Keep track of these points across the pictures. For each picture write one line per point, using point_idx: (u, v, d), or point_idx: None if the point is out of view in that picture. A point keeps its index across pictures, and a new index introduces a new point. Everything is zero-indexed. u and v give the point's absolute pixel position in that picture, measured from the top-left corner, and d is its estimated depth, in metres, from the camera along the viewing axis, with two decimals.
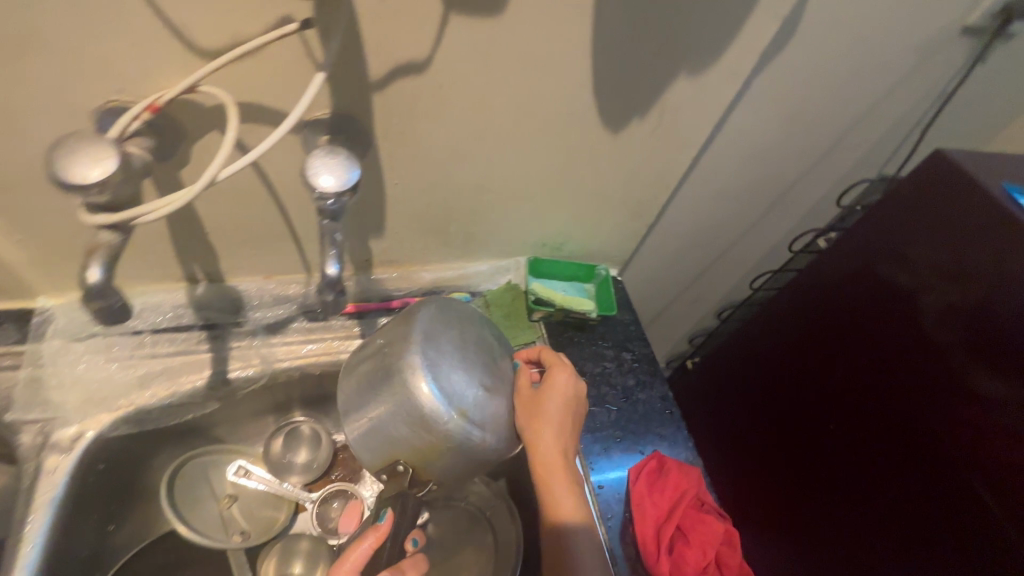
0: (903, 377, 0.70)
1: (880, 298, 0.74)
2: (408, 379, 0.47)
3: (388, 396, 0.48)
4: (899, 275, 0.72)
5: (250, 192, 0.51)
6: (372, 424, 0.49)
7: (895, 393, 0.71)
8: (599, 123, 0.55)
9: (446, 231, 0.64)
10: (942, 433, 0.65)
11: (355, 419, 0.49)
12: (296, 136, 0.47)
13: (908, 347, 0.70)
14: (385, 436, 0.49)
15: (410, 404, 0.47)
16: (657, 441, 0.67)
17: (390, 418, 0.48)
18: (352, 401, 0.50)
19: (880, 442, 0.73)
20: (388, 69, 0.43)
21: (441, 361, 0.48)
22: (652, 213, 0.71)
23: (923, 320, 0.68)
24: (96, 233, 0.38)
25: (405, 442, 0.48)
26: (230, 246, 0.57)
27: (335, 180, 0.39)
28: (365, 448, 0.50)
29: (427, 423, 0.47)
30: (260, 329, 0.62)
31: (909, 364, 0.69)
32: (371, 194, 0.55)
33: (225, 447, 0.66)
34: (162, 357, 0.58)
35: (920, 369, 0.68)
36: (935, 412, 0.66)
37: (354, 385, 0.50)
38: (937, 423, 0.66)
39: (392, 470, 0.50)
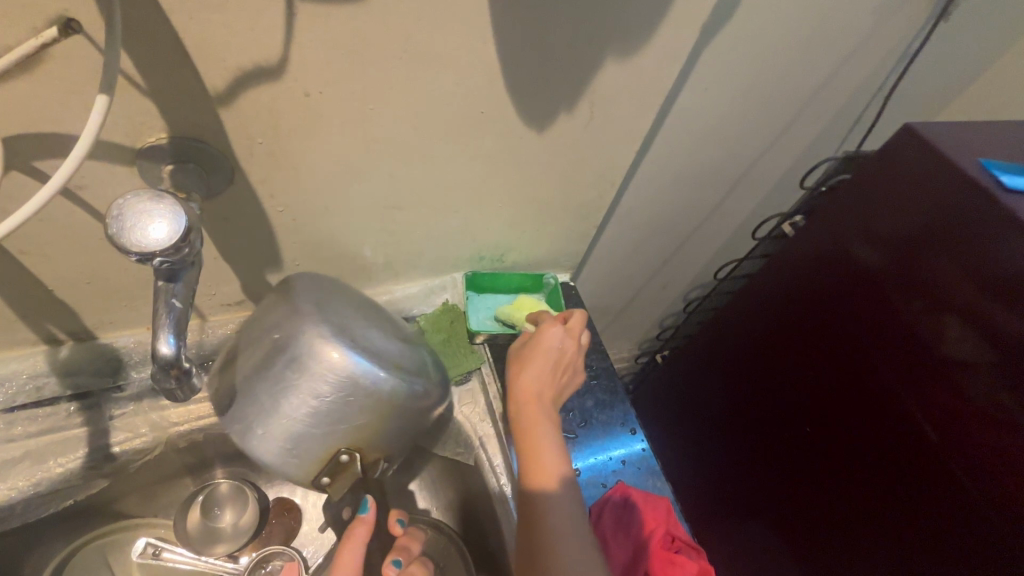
0: (871, 368, 0.65)
1: (839, 288, 0.70)
2: (317, 357, 0.37)
3: (301, 384, 0.37)
4: (864, 250, 0.66)
5: (92, 239, 0.41)
6: (292, 426, 0.38)
7: (864, 385, 0.66)
8: (518, 121, 0.46)
9: (360, 256, 0.55)
10: (918, 418, 0.60)
11: (266, 433, 0.38)
12: (131, 167, 0.37)
13: (873, 335, 0.65)
14: (315, 433, 0.38)
15: (337, 381, 0.38)
16: (621, 470, 0.59)
17: (314, 410, 0.38)
18: (250, 414, 0.38)
19: (854, 435, 0.68)
20: (230, 77, 0.34)
21: (348, 326, 0.40)
22: (599, 212, 0.63)
23: (892, 290, 0.62)
24: None
25: (340, 427, 0.39)
26: (90, 301, 0.47)
27: (161, 237, 0.29)
28: (291, 460, 0.38)
29: (365, 393, 0.39)
30: (146, 392, 0.52)
31: (876, 351, 0.65)
32: (254, 225, 0.46)
33: (130, 522, 0.57)
34: (21, 439, 0.48)
35: (888, 354, 0.63)
36: (906, 397, 0.61)
37: (240, 396, 0.38)
38: (913, 409, 0.61)
39: (335, 468, 0.40)
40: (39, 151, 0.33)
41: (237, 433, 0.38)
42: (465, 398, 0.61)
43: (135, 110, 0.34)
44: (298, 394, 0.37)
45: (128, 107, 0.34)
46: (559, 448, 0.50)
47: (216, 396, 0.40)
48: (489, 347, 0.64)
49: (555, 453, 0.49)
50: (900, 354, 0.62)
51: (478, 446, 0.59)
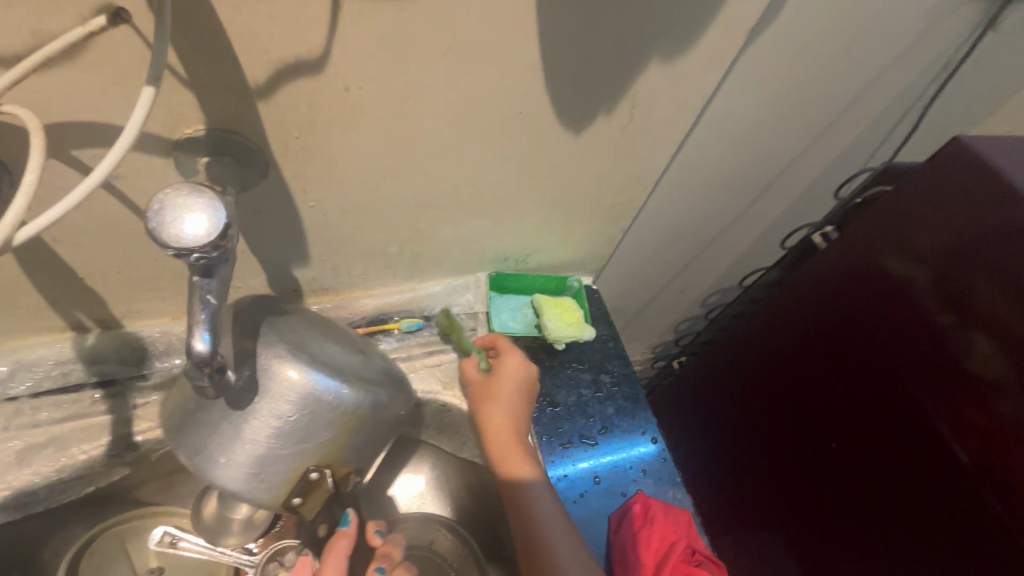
0: (898, 387, 0.64)
1: (866, 302, 0.68)
2: (275, 380, 0.36)
3: (265, 409, 0.36)
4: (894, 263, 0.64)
5: (123, 227, 0.41)
6: (256, 451, 0.36)
7: (890, 405, 0.65)
8: (555, 122, 0.45)
9: (387, 252, 0.54)
10: (944, 440, 0.59)
11: (229, 463, 0.36)
12: (167, 157, 0.37)
13: (900, 353, 0.63)
14: (283, 456, 0.37)
15: (299, 400, 0.37)
16: (642, 479, 0.58)
17: (278, 432, 0.36)
18: (209, 445, 0.36)
19: (875, 455, 0.67)
20: (272, 69, 0.33)
21: (306, 343, 0.39)
22: (628, 215, 0.62)
23: (922, 304, 0.61)
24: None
25: (307, 446, 0.38)
26: (119, 290, 0.47)
27: (201, 230, 0.29)
28: (259, 486, 0.37)
29: (328, 409, 0.38)
30: (170, 382, 0.52)
31: (902, 370, 0.63)
32: (283, 218, 0.45)
33: (150, 510, 0.57)
34: (47, 425, 0.48)
35: (918, 373, 0.61)
36: (934, 419, 0.60)
37: (194, 426, 0.36)
38: (940, 431, 0.59)
39: (306, 487, 0.39)
40: (77, 139, 0.33)
41: (194, 468, 0.36)
42: None
43: (174, 102, 0.33)
44: (263, 420, 0.36)
45: (169, 96, 0.33)
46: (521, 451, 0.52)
47: (165, 429, 0.38)
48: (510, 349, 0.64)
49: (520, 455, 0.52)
50: (928, 376, 0.60)
51: None
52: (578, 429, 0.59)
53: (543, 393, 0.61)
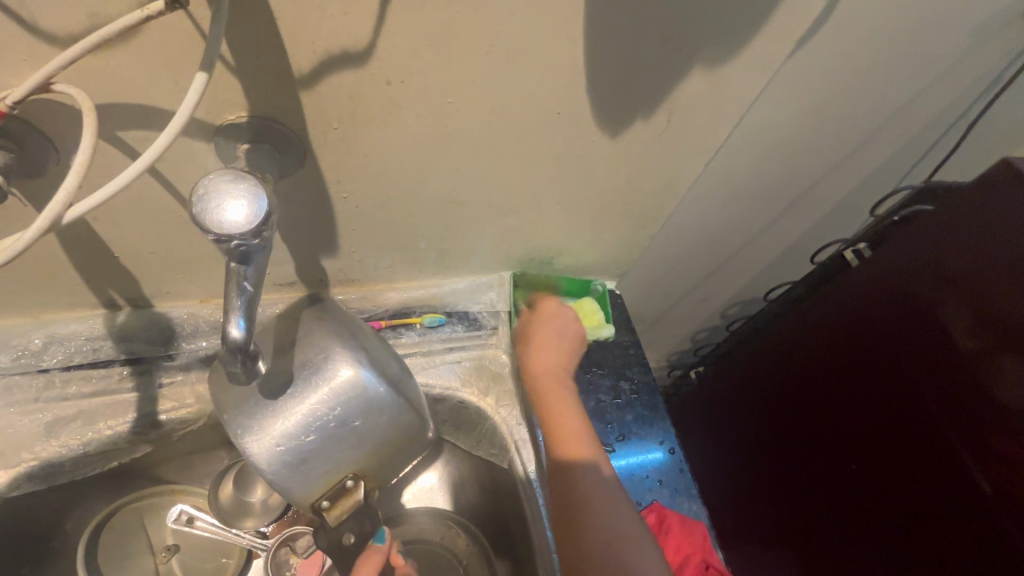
0: (923, 412, 0.62)
1: (894, 323, 0.66)
2: (342, 382, 0.37)
3: (326, 408, 0.36)
4: (921, 283, 0.63)
5: (162, 209, 0.42)
6: (297, 442, 0.36)
7: (915, 431, 0.63)
8: (593, 125, 0.45)
9: (414, 247, 0.54)
10: (971, 470, 0.57)
11: (276, 447, 0.35)
12: (210, 143, 0.37)
13: (929, 379, 0.62)
14: (329, 456, 0.37)
15: (348, 399, 0.37)
16: (658, 489, 0.57)
17: (322, 428, 0.36)
18: (260, 427, 0.35)
19: (898, 480, 0.65)
20: (317, 60, 0.33)
21: (376, 353, 0.40)
22: (657, 221, 0.61)
23: (950, 326, 0.59)
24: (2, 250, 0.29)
25: (353, 454, 0.38)
26: (152, 270, 0.47)
27: (241, 217, 0.29)
28: (294, 480, 0.36)
29: (374, 415, 0.38)
30: (196, 363, 0.53)
31: (930, 396, 0.61)
32: (317, 209, 0.46)
33: (168, 487, 0.58)
34: (76, 399, 0.49)
35: (947, 401, 0.60)
36: (961, 447, 0.58)
37: (244, 407, 0.35)
38: (967, 461, 0.58)
39: (338, 492, 0.39)
40: (125, 122, 0.33)
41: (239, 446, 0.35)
42: (504, 398, 0.60)
43: (219, 88, 0.34)
44: (323, 414, 0.36)
45: (216, 83, 0.33)
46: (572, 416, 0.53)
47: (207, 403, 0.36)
48: None
49: (574, 423, 0.52)
50: (957, 404, 0.59)
51: (514, 450, 0.58)
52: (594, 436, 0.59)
53: None
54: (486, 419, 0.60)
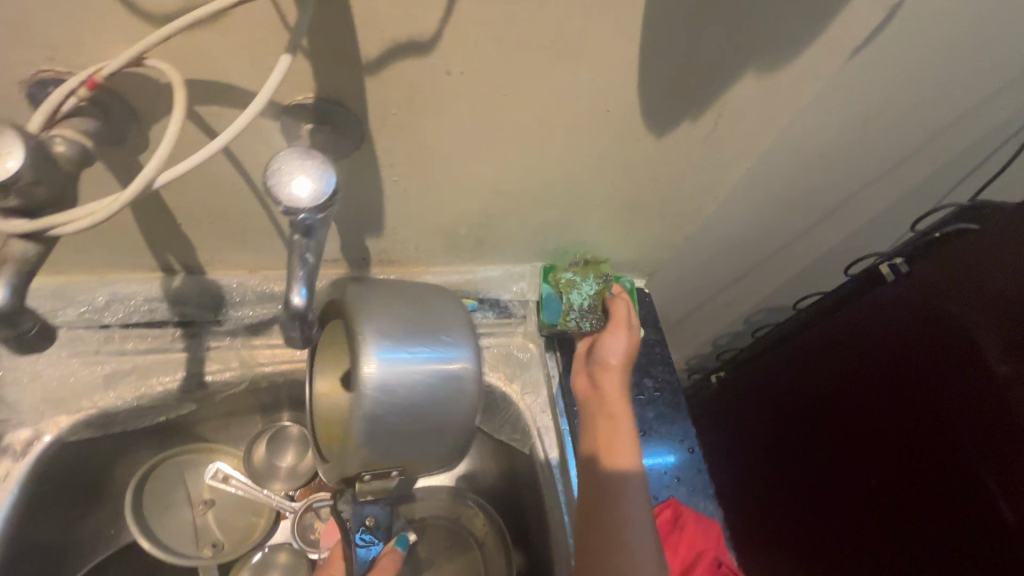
0: (946, 435, 0.62)
1: (925, 342, 0.65)
2: (466, 388, 0.40)
3: (442, 406, 0.39)
4: (957, 307, 0.62)
5: (224, 181, 0.44)
6: (401, 419, 0.38)
7: (937, 452, 0.63)
8: (639, 124, 0.46)
9: (453, 233, 0.56)
10: (995, 497, 0.57)
11: (386, 416, 0.38)
12: (276, 121, 0.39)
13: (957, 401, 0.61)
14: (419, 442, 0.40)
15: (460, 405, 0.40)
16: (674, 484, 0.58)
17: (427, 419, 0.39)
18: (379, 394, 0.38)
19: (919, 501, 0.65)
20: (385, 48, 0.35)
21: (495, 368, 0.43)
22: (692, 222, 0.62)
23: (983, 354, 0.59)
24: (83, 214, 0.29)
25: (439, 449, 0.41)
26: (210, 239, 0.50)
27: (307, 192, 0.31)
28: (375, 448, 0.39)
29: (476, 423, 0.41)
30: (242, 329, 0.55)
31: (956, 418, 0.61)
32: (367, 189, 0.48)
33: (205, 446, 0.61)
34: (131, 354, 0.52)
35: (973, 425, 0.59)
36: (986, 472, 0.58)
37: (372, 371, 0.37)
38: (991, 487, 0.57)
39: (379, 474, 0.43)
40: (202, 97, 0.36)
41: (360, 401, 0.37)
42: (529, 386, 0.62)
43: (291, 70, 0.36)
44: (436, 408, 0.39)
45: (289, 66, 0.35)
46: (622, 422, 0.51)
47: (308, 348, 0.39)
48: (558, 341, 0.64)
49: (627, 425, 0.52)
50: (984, 428, 0.58)
51: (536, 436, 0.60)
52: None
53: None
54: (511, 404, 0.61)
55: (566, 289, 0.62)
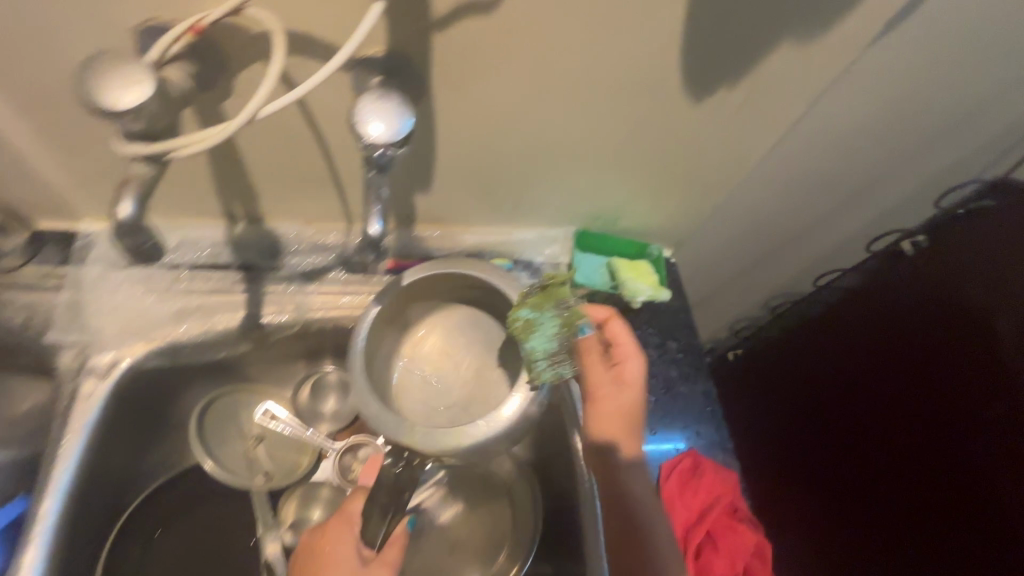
0: (960, 442, 0.64)
1: (946, 349, 0.67)
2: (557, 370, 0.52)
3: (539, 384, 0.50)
4: (979, 298, 0.64)
5: (294, 130, 0.48)
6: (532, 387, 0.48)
7: (949, 457, 0.66)
8: (680, 89, 0.48)
9: (495, 192, 0.60)
10: (1003, 491, 0.60)
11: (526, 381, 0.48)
12: (347, 73, 0.43)
13: (975, 411, 0.63)
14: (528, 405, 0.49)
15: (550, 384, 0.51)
16: (694, 438, 0.61)
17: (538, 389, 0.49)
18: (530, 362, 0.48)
19: (925, 487, 0.69)
20: (454, 4, 0.39)
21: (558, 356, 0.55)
22: (723, 191, 0.64)
23: (1001, 347, 0.61)
24: (198, 140, 0.33)
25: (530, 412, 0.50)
26: (271, 188, 0.54)
27: (385, 130, 0.34)
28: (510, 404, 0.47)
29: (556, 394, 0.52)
30: (297, 276, 0.59)
31: (973, 415, 0.63)
32: (422, 143, 0.51)
33: (254, 387, 0.64)
34: (198, 293, 0.57)
35: (989, 436, 0.62)
36: (997, 479, 0.61)
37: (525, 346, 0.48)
38: (1002, 482, 0.60)
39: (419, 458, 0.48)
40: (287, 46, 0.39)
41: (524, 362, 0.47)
42: None
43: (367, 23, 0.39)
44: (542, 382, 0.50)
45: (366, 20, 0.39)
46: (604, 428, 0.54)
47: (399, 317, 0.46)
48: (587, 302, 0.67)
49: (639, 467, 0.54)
50: (1000, 440, 0.61)
51: None
52: None
53: None
54: None
55: (524, 336, 0.50)
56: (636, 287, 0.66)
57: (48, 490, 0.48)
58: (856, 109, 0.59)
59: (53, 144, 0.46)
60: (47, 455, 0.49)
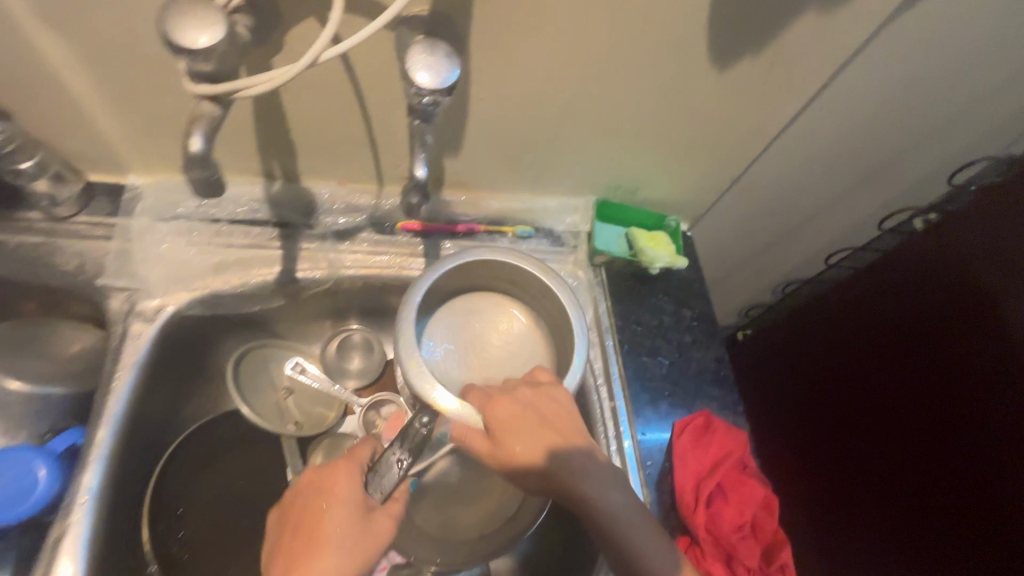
0: (959, 440, 0.68)
1: (964, 355, 0.67)
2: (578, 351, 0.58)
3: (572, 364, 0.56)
4: (988, 273, 0.66)
5: (337, 89, 0.50)
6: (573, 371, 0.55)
7: (946, 452, 0.69)
8: (705, 57, 0.51)
9: (522, 158, 0.62)
10: (1003, 458, 0.63)
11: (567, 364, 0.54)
12: (391, 32, 0.45)
13: (983, 418, 0.65)
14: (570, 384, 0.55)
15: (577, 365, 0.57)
16: (707, 401, 0.64)
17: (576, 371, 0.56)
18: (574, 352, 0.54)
19: (926, 458, 0.72)
20: None
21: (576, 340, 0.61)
22: (740, 164, 0.67)
23: (1008, 320, 0.63)
24: (269, 81, 0.37)
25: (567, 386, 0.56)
26: (310, 147, 0.57)
27: (431, 78, 0.37)
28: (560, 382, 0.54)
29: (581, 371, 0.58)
30: (330, 234, 0.62)
31: (978, 387, 0.66)
32: (456, 106, 0.53)
33: (286, 343, 0.66)
34: (236, 248, 0.60)
35: (991, 423, 0.64)
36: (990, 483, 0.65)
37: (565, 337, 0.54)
38: (1004, 450, 0.63)
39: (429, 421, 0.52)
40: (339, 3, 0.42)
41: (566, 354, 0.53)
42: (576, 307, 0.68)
43: None
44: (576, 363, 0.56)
45: None
46: (530, 445, 0.48)
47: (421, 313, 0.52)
48: (606, 271, 0.70)
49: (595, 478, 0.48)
50: (1002, 449, 0.63)
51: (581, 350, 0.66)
52: (655, 347, 0.66)
53: (629, 313, 0.67)
54: None
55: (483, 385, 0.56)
56: (655, 259, 0.67)
57: (103, 419, 0.50)
58: (874, 85, 0.61)
59: (111, 97, 0.49)
60: (100, 389, 0.51)
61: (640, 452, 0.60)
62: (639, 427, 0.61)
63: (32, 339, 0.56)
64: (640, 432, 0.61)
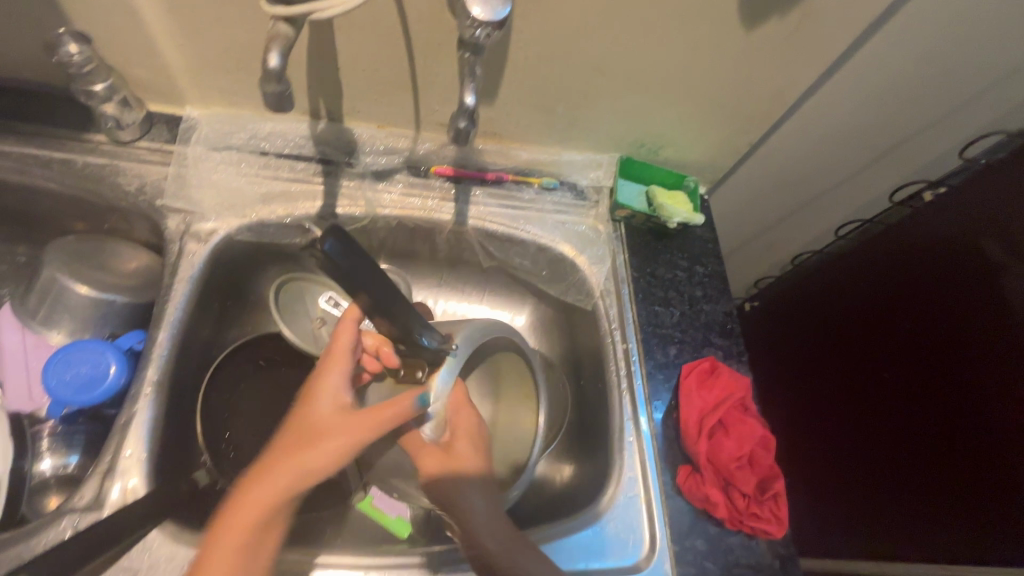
0: (954, 403, 0.72)
1: (966, 325, 0.71)
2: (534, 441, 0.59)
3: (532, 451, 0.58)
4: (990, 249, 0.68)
5: (388, 34, 0.53)
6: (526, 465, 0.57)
7: (940, 415, 0.74)
8: (736, 17, 0.53)
9: (553, 111, 0.65)
10: (991, 424, 0.68)
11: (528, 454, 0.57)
12: None
13: (975, 386, 0.69)
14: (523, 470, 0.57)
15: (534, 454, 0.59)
16: (714, 349, 0.67)
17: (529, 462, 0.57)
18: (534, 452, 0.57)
19: (922, 420, 0.77)
20: None
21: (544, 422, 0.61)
22: (761, 129, 0.69)
23: (1007, 296, 0.66)
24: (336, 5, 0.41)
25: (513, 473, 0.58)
26: (356, 88, 0.60)
27: (485, 11, 0.40)
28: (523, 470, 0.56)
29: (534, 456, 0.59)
30: (369, 174, 0.67)
31: (974, 358, 0.69)
32: (497, 54, 0.57)
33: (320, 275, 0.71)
34: (282, 181, 0.64)
35: (983, 392, 0.68)
36: (985, 449, 0.68)
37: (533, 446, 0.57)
38: (992, 417, 0.67)
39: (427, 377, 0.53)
40: None
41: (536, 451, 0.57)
42: (595, 257, 0.71)
43: None
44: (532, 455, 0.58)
45: None
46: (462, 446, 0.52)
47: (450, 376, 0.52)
48: (625, 225, 0.73)
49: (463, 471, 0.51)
50: (993, 417, 0.67)
51: (598, 297, 0.70)
52: (667, 298, 0.69)
53: (645, 265, 0.71)
54: (579, 271, 0.71)
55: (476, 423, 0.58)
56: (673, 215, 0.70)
57: (161, 324, 0.55)
58: (897, 57, 0.63)
59: (178, 29, 0.52)
60: (159, 298, 0.56)
61: (649, 386, 0.64)
62: (650, 365, 0.65)
63: (94, 253, 0.59)
64: (651, 370, 0.65)
